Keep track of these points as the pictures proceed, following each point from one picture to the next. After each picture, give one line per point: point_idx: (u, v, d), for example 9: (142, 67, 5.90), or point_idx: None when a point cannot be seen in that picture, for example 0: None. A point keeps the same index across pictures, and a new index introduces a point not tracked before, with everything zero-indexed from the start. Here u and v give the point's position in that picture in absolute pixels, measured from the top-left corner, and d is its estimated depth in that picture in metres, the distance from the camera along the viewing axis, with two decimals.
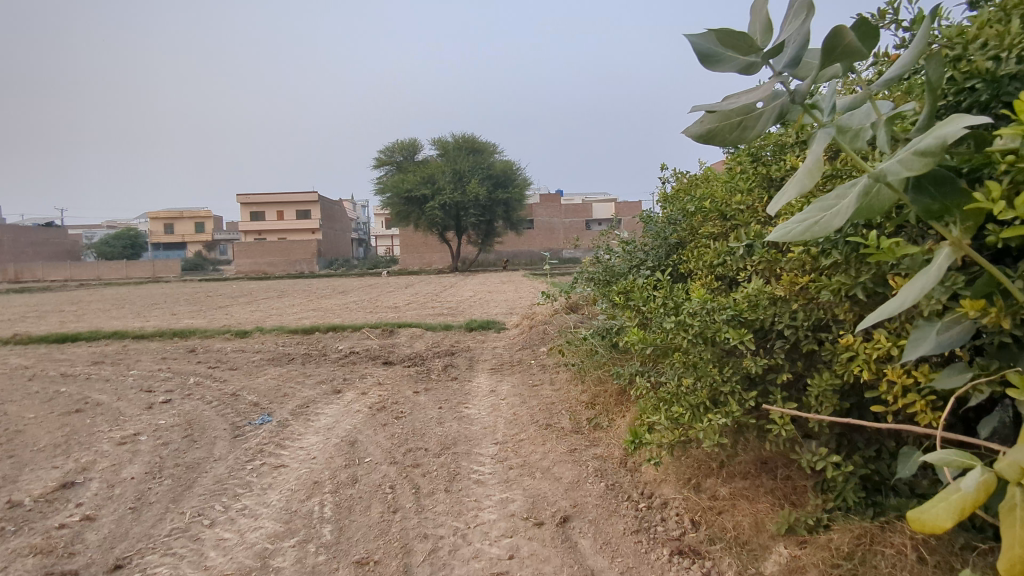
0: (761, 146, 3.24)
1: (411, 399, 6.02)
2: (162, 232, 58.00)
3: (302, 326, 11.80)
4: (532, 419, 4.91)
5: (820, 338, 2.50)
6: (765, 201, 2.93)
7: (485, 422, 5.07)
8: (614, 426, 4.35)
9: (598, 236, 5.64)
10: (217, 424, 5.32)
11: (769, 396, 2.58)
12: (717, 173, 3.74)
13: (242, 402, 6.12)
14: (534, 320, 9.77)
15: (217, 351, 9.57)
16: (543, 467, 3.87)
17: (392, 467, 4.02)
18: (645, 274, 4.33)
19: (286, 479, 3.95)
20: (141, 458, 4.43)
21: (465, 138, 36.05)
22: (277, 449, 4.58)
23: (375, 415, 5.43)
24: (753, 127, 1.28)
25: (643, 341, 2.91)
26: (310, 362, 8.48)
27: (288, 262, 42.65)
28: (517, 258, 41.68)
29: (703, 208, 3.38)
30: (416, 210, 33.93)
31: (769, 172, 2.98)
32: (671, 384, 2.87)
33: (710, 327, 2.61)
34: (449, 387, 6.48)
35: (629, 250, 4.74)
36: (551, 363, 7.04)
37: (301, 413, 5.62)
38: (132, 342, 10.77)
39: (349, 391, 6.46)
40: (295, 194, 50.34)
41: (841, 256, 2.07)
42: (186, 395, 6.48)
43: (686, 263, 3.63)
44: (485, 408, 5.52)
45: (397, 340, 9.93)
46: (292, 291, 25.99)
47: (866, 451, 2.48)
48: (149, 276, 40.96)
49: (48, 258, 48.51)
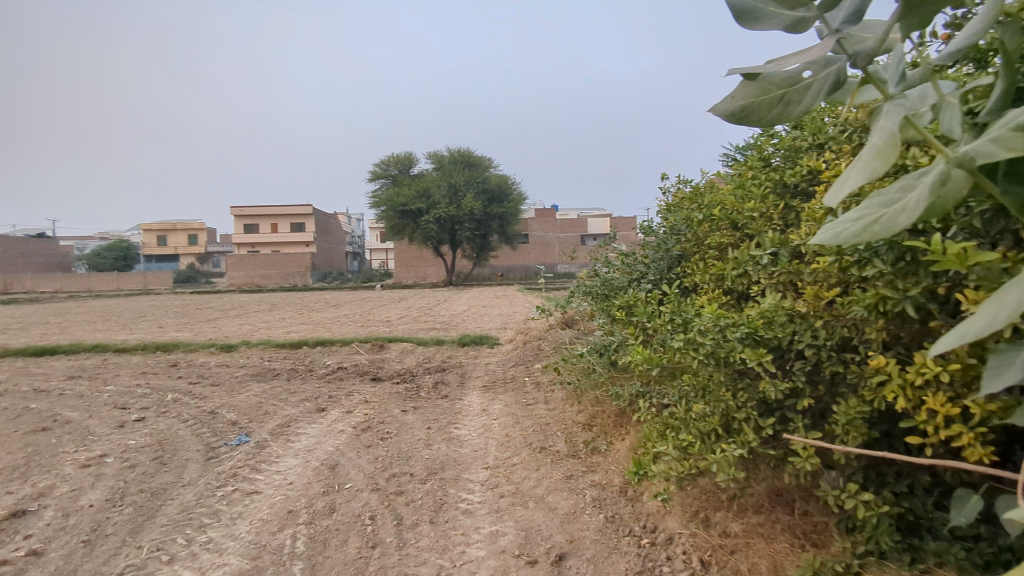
0: (773, 149, 3.00)
1: (398, 418, 5.72)
2: (155, 244, 57.62)
3: (290, 340, 11.50)
4: (525, 441, 4.63)
5: (845, 359, 2.24)
6: (780, 207, 2.67)
7: (475, 444, 4.78)
8: (613, 450, 4.08)
9: (596, 249, 5.39)
10: (190, 445, 5.00)
11: (789, 424, 2.31)
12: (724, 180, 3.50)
13: (220, 421, 5.81)
14: (528, 336, 9.50)
15: (200, 365, 9.25)
16: (537, 496, 3.59)
17: (374, 494, 3.73)
18: (647, 288, 4.08)
19: (258, 507, 3.65)
20: (104, 482, 4.12)
21: (460, 152, 35.94)
22: (252, 473, 4.27)
23: (359, 436, 5.13)
24: (798, 102, 1.02)
25: (649, 362, 2.60)
26: (295, 377, 8.18)
27: (281, 274, 42.30)
28: (511, 273, 41.49)
29: (711, 216, 3.10)
30: (411, 224, 33.72)
31: (784, 177, 2.73)
32: (679, 409, 2.59)
33: (723, 347, 2.33)
34: (439, 406, 6.19)
35: (629, 262, 4.49)
36: (546, 381, 6.76)
37: (281, 433, 5.33)
38: (112, 356, 10.45)
39: (334, 409, 6.16)
40: (289, 207, 50.11)
41: (881, 265, 1.81)
42: (162, 413, 6.16)
43: (691, 275, 3.37)
44: (476, 429, 5.23)
45: (387, 355, 9.63)
46: (284, 303, 25.67)
47: (897, 486, 2.22)
48: (140, 288, 40.56)
49: (37, 269, 48.04)
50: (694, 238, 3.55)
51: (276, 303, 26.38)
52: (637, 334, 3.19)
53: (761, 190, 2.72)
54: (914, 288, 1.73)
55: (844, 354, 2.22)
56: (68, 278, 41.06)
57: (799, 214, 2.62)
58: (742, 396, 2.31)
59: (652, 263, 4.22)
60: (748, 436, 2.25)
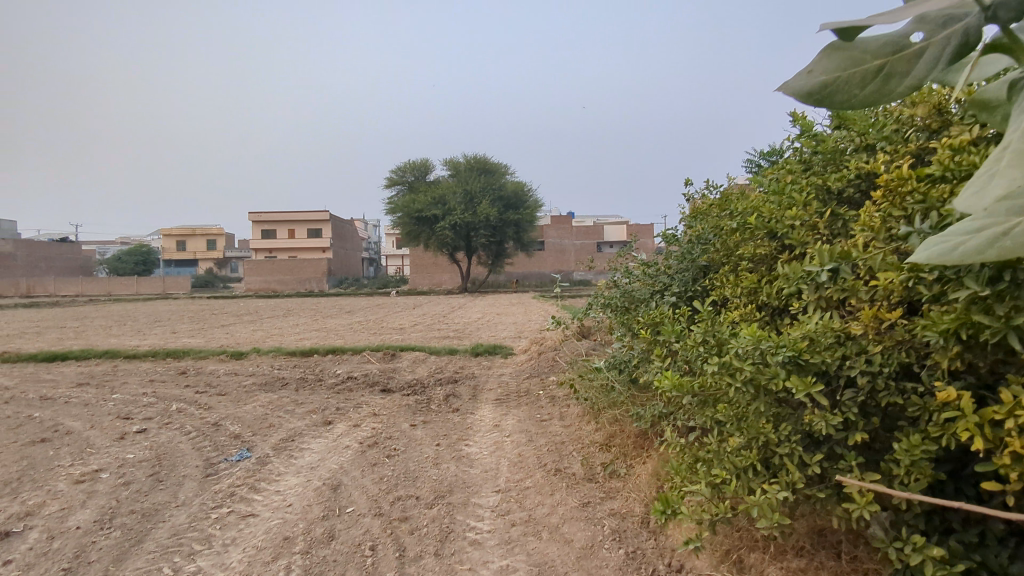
0: (814, 153, 2.71)
1: (406, 433, 5.48)
2: (174, 249, 58.26)
3: (301, 347, 11.33)
4: (539, 462, 4.36)
5: (904, 390, 1.96)
6: (826, 216, 2.37)
7: (486, 464, 4.51)
8: (633, 474, 3.80)
9: (615, 258, 5.11)
10: (189, 460, 4.80)
11: (838, 461, 2.02)
12: (758, 186, 3.21)
13: (222, 434, 5.61)
14: (543, 346, 9.23)
15: (209, 373, 9.10)
16: (551, 526, 3.32)
17: (376, 519, 3.48)
18: (670, 302, 3.80)
19: (253, 533, 3.42)
20: (96, 501, 3.93)
21: (476, 159, 35.78)
22: (250, 492, 4.05)
23: (364, 452, 4.89)
24: (903, 78, 0.75)
25: (678, 388, 2.31)
26: (304, 387, 7.98)
27: (297, 280, 42.44)
28: (527, 280, 41.25)
29: (744, 225, 2.80)
30: (426, 230, 33.61)
31: (829, 181, 2.44)
32: (711, 442, 2.30)
33: (764, 373, 2.03)
34: (450, 420, 5.93)
35: (651, 273, 4.22)
36: (561, 395, 6.49)
37: (284, 448, 5.11)
38: (122, 363, 10.35)
39: (341, 423, 5.93)
40: (306, 213, 50.35)
41: (961, 282, 1.52)
42: (164, 425, 5.99)
43: (721, 289, 3.08)
44: (488, 446, 4.97)
45: (399, 365, 9.41)
46: (299, 309, 25.63)
47: (965, 536, 1.92)
48: (159, 292, 40.93)
49: (58, 273, 48.67)
50: (725, 248, 3.25)
51: (291, 308, 26.36)
52: (663, 354, 2.91)
53: (804, 196, 2.42)
54: (1012, 314, 1.43)
55: (905, 383, 1.93)
56: (89, 282, 41.55)
57: (847, 223, 2.32)
58: (786, 430, 2.02)
59: (677, 275, 3.93)
60: (793, 476, 1.96)
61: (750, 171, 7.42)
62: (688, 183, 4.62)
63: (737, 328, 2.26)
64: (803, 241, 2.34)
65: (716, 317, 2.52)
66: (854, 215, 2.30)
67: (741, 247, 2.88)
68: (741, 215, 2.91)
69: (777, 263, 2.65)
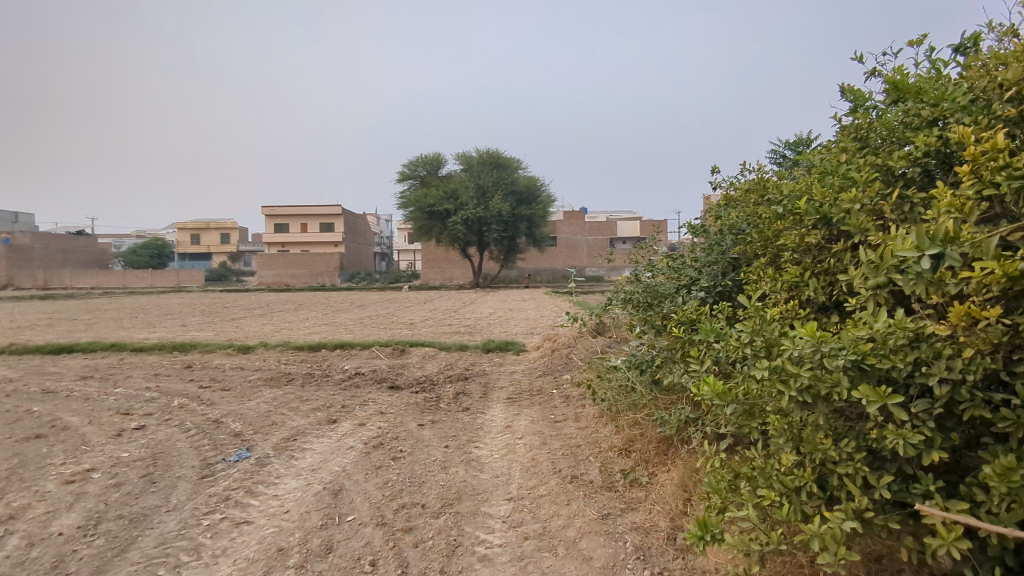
0: (871, 129, 2.39)
1: (413, 433, 5.22)
2: (188, 242, 58.56)
3: (309, 342, 11.13)
4: (554, 468, 4.09)
5: (992, 400, 1.65)
6: (892, 196, 2.05)
7: (497, 469, 4.24)
8: (656, 483, 3.52)
9: (635, 251, 4.81)
10: (185, 459, 4.57)
11: (911, 486, 1.72)
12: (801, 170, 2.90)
13: (223, 432, 5.38)
14: (556, 344, 8.94)
15: (215, 368, 8.90)
16: (567, 541, 3.04)
17: (378, 530, 3.23)
18: (698, 298, 3.51)
19: (246, 543, 3.17)
20: (83, 503, 3.71)
21: (489, 152, 35.39)
22: (246, 497, 3.80)
23: (368, 454, 4.64)
24: None
25: (719, 396, 2.01)
26: (310, 383, 7.74)
27: (309, 274, 42.40)
28: (539, 276, 40.96)
29: (792, 210, 2.49)
30: (438, 225, 33.36)
31: (894, 157, 2.11)
32: (757, 458, 1.99)
33: (827, 380, 1.72)
34: (460, 420, 5.66)
35: (676, 266, 3.92)
36: (576, 395, 6.20)
37: (286, 448, 4.87)
38: (129, 356, 10.20)
39: (346, 422, 5.69)
40: (318, 208, 50.34)
41: None
42: (164, 421, 5.77)
43: (760, 283, 2.78)
44: (499, 449, 4.70)
45: (408, 361, 9.15)
46: (310, 303, 25.52)
47: None
48: (173, 285, 41.06)
49: (73, 265, 49.01)
50: (766, 236, 2.93)
51: (303, 302, 26.26)
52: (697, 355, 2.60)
53: (864, 175, 2.09)
54: None
55: (993, 395, 1.63)
56: (104, 275, 41.71)
57: (916, 204, 2.00)
58: (850, 447, 1.72)
59: (708, 270, 3.63)
60: (860, 503, 1.66)
61: (777, 160, 7.04)
62: (717, 171, 4.30)
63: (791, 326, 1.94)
64: (864, 227, 2.03)
65: (761, 313, 2.20)
66: (925, 197, 1.97)
67: (786, 235, 2.57)
68: (787, 196, 2.57)
69: (831, 252, 2.33)
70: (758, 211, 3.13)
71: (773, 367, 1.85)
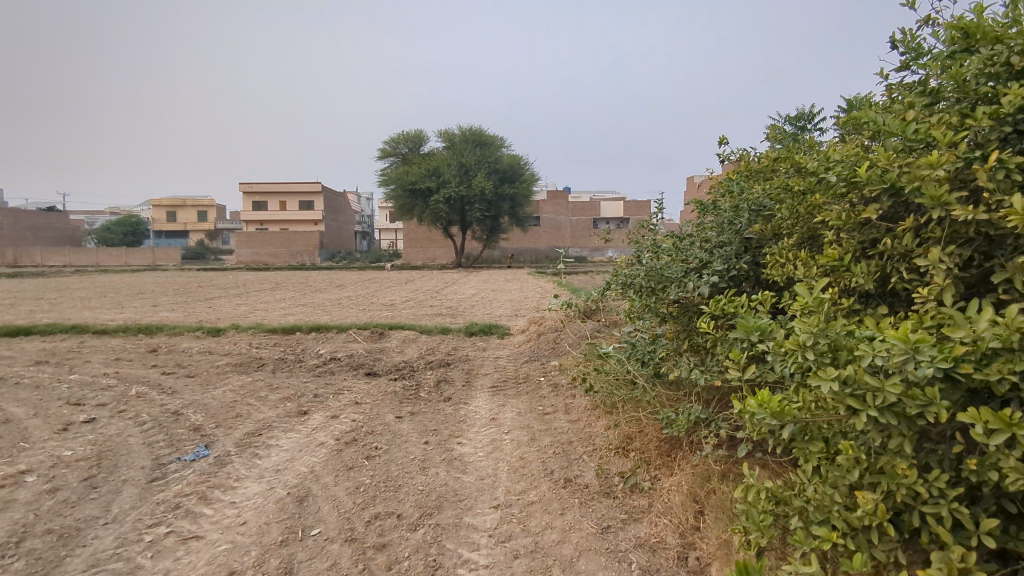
0: (944, 84, 2.00)
1: (390, 427, 4.80)
2: (164, 220, 57.08)
3: (283, 324, 10.61)
4: (544, 470, 3.70)
5: None
6: (983, 162, 1.66)
7: (482, 470, 3.83)
8: (660, 489, 3.16)
9: (634, 230, 4.40)
10: (135, 458, 4.10)
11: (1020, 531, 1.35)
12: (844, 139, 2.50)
13: (181, 425, 4.91)
14: (543, 327, 8.55)
15: (181, 352, 8.38)
16: (563, 560, 2.65)
17: (347, 547, 2.83)
18: (709, 282, 3.11)
19: (191, 564, 2.75)
20: (9, 514, 3.24)
21: (472, 130, 34.62)
22: (198, 505, 3.37)
23: (340, 452, 4.21)
24: None
25: (772, 415, 1.61)
26: (282, 369, 7.27)
27: (289, 253, 41.55)
28: (521, 255, 40.51)
29: (843, 182, 2.08)
30: (420, 203, 32.71)
31: (976, 115, 1.73)
32: (813, 490, 1.61)
33: (918, 399, 1.34)
34: (441, 411, 5.24)
35: (682, 246, 3.51)
36: (566, 384, 5.81)
37: (250, 444, 4.42)
38: (90, 339, 9.60)
39: (318, 413, 5.24)
40: (297, 185, 49.20)
41: None
42: (117, 413, 5.28)
43: (804, 270, 2.40)
44: (484, 446, 4.29)
45: (387, 345, 8.71)
46: (289, 284, 24.85)
47: None
48: (148, 264, 39.99)
49: (42, 242, 47.49)
50: (802, 212, 2.55)
51: (281, 282, 25.55)
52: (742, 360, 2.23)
53: (947, 134, 1.69)
54: None
55: None
56: (76, 253, 40.48)
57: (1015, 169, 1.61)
58: (945, 481, 1.35)
59: (721, 253, 3.22)
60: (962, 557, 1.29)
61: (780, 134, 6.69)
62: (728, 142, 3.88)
63: (867, 328, 1.55)
64: (945, 199, 1.64)
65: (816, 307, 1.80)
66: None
67: (828, 212, 2.20)
68: (834, 163, 2.18)
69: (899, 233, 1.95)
70: (788, 184, 2.73)
71: (842, 377, 1.46)
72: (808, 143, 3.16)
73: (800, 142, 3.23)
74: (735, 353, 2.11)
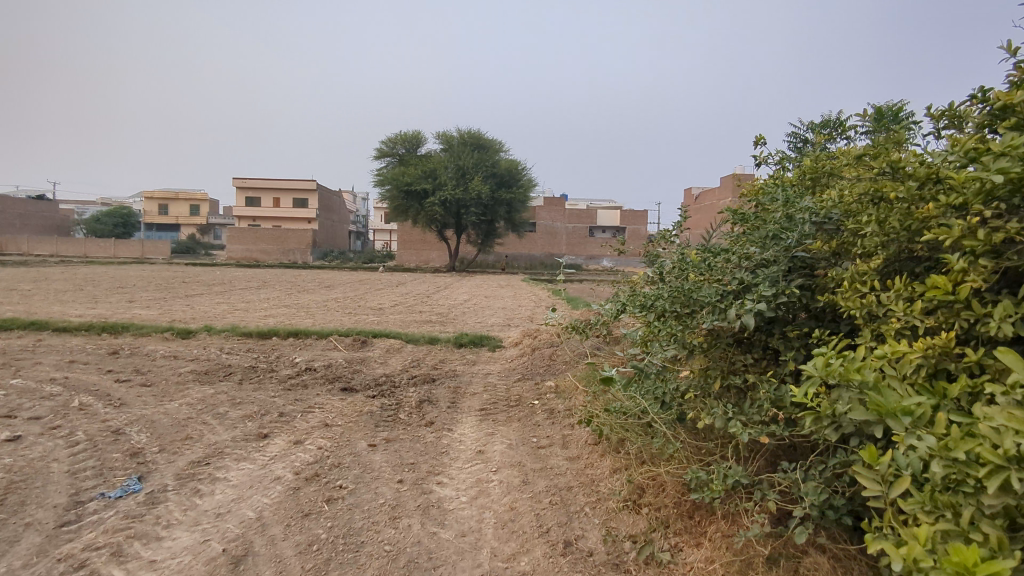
0: None
1: (360, 458, 4.15)
2: (155, 213, 56.18)
3: (261, 327, 9.93)
4: (539, 526, 3.08)
5: None
6: None
7: (463, 523, 3.18)
8: (683, 566, 2.54)
9: (654, 244, 3.79)
10: (49, 493, 3.44)
11: None
12: (961, 139, 1.96)
13: (118, 448, 4.23)
14: (538, 342, 7.93)
15: (143, 356, 7.68)
16: None
17: None
18: (755, 308, 2.49)
19: None
20: None
21: (470, 133, 33.97)
22: (109, 564, 2.73)
23: (296, 492, 3.56)
24: None
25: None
26: (250, 381, 6.59)
27: (280, 251, 40.77)
28: (516, 261, 39.92)
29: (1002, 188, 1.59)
30: (415, 205, 32.16)
31: None
32: None
33: None
34: (421, 441, 4.58)
35: (717, 264, 2.88)
36: (563, 411, 5.19)
37: (193, 477, 3.76)
38: (48, 337, 8.88)
39: (279, 438, 4.58)
40: (291, 182, 48.50)
41: None
42: (48, 430, 4.59)
43: (903, 301, 1.87)
44: (467, 488, 3.65)
45: (369, 355, 8.03)
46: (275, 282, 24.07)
47: None
48: (136, 256, 39.17)
49: (29, 229, 46.57)
50: (895, 228, 1.99)
51: (269, 280, 24.82)
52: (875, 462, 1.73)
53: None
54: None
55: None
56: (63, 242, 39.66)
57: None
58: None
59: (765, 273, 2.63)
60: None
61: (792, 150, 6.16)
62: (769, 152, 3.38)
63: None
64: None
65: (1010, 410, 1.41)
66: None
67: (947, 229, 1.72)
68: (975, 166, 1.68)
69: None
70: (874, 189, 2.15)
71: None
72: (878, 142, 2.59)
73: (872, 143, 2.66)
74: (871, 449, 1.72)
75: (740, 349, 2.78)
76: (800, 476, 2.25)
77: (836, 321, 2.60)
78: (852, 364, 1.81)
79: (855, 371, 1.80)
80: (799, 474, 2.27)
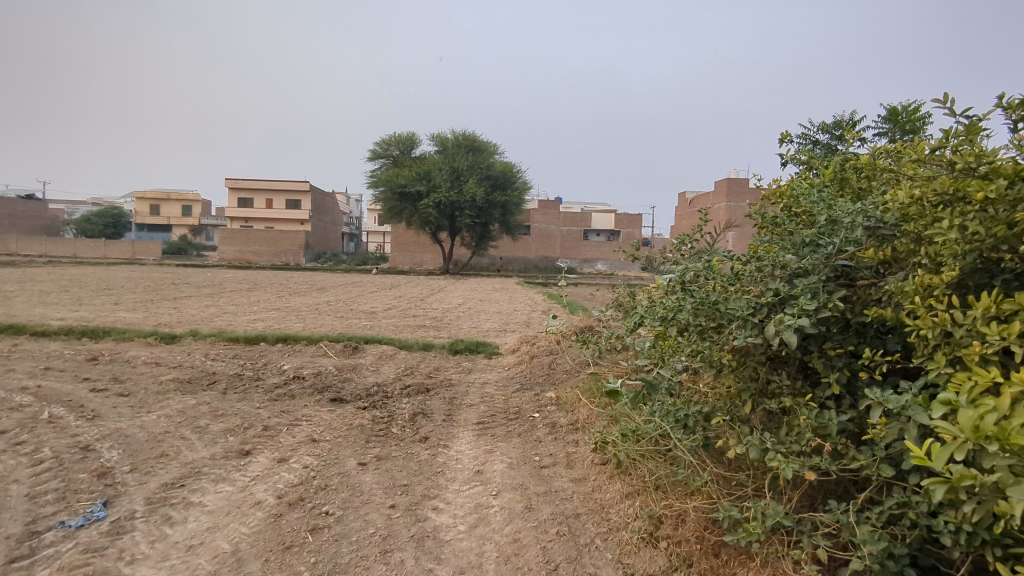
0: None
1: (349, 479, 3.84)
2: (146, 213, 55.59)
3: (249, 332, 9.59)
4: (547, 563, 2.77)
5: None
6: None
7: (462, 558, 2.88)
8: None
9: (675, 261, 3.55)
10: (4, 522, 3.11)
11: None
12: None
13: (86, 467, 3.90)
14: (538, 350, 7.63)
15: (124, 363, 7.32)
16: None
17: None
18: (798, 325, 2.19)
19: None
20: None
21: (465, 135, 33.59)
22: None
23: (278, 519, 3.24)
24: None
25: None
26: (234, 390, 6.26)
27: (272, 252, 40.35)
28: (511, 264, 39.67)
29: None
30: (409, 207, 31.85)
31: None
32: None
33: None
34: (415, 459, 4.27)
35: (743, 273, 2.59)
36: (566, 426, 4.90)
37: (166, 501, 3.44)
38: (24, 341, 8.50)
39: (262, 455, 4.26)
40: (285, 184, 48.08)
41: None
42: (12, 446, 4.24)
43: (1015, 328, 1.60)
44: (466, 515, 3.34)
45: (360, 362, 7.70)
46: (266, 283, 23.74)
47: None
48: (127, 257, 38.69)
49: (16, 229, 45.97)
50: (979, 235, 1.84)
51: (259, 282, 24.49)
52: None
53: None
54: None
55: None
56: (51, 242, 39.12)
57: None
58: None
59: (805, 283, 2.35)
60: None
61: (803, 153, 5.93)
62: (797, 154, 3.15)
63: None
64: None
65: None
66: None
67: None
68: None
69: None
70: (953, 187, 1.99)
71: None
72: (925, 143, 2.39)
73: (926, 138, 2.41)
74: None
75: (771, 367, 2.49)
76: (853, 520, 1.97)
77: (880, 338, 2.36)
78: (1005, 423, 1.46)
79: (1002, 430, 1.44)
80: (850, 515, 1.99)
